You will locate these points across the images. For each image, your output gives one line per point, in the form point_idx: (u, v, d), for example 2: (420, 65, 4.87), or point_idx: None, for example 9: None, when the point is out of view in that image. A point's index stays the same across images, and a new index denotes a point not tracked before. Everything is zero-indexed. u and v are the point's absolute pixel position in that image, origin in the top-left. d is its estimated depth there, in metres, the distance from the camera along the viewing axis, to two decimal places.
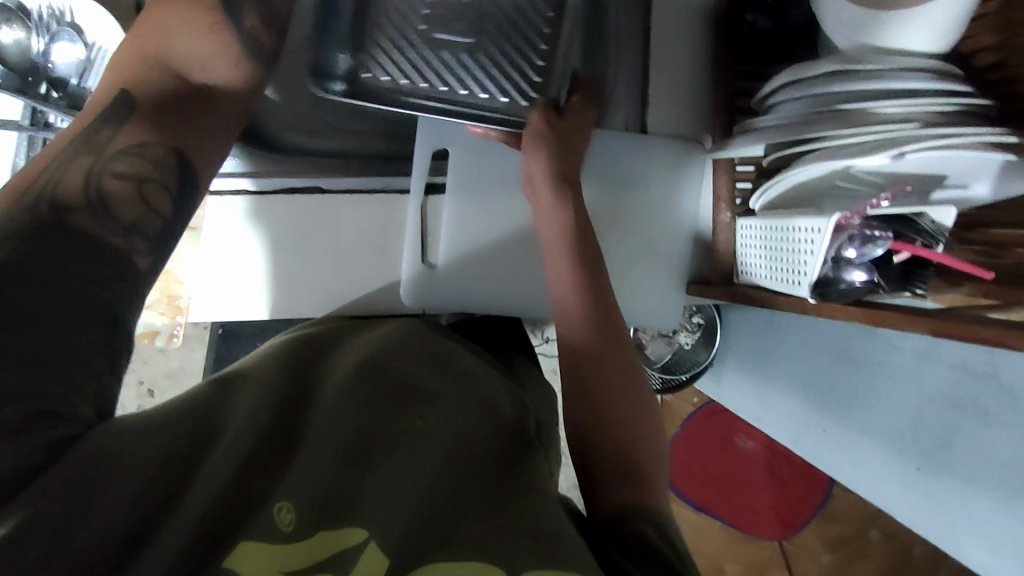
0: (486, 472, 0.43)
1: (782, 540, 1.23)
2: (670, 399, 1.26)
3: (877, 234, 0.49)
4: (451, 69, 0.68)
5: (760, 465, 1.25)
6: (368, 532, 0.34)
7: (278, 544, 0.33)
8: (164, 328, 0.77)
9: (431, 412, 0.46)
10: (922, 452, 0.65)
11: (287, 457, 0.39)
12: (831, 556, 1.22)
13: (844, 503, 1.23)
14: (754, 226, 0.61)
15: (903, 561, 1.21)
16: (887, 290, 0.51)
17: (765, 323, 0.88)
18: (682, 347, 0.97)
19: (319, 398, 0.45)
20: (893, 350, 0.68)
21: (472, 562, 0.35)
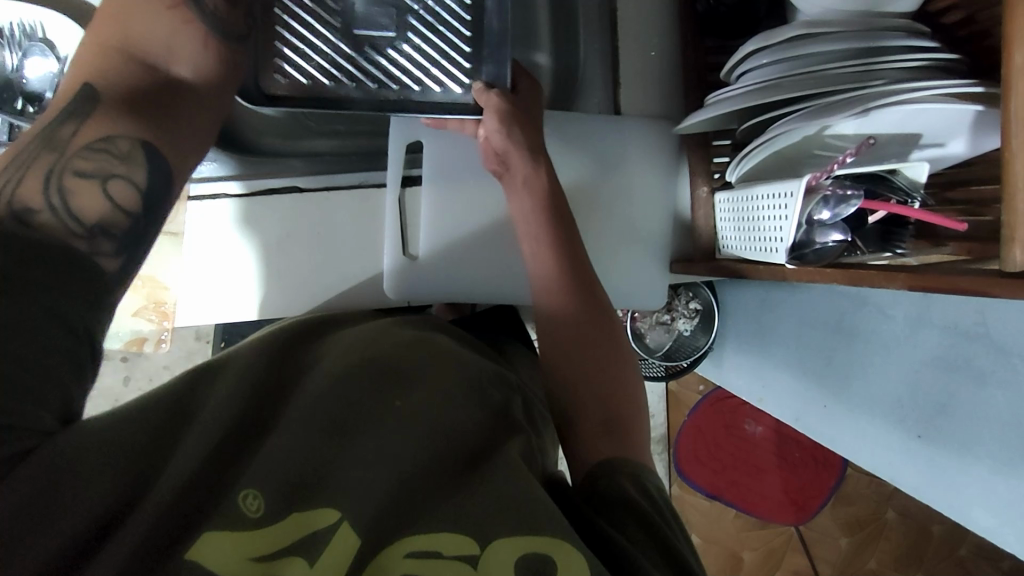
0: (462, 446, 0.44)
1: (797, 525, 1.22)
2: (674, 387, 1.24)
3: (850, 192, 0.49)
4: (376, 64, 0.63)
5: (769, 449, 1.23)
6: (339, 514, 0.36)
7: (245, 531, 0.34)
8: (153, 334, 0.74)
9: (412, 388, 0.48)
10: (922, 419, 0.64)
11: (258, 445, 0.40)
12: (848, 539, 1.21)
13: (858, 486, 1.22)
14: (732, 199, 0.61)
15: (921, 541, 1.20)
16: (867, 251, 0.52)
17: (757, 303, 0.88)
18: (681, 333, 0.96)
19: (299, 384, 0.46)
20: (884, 317, 0.68)
21: (445, 534, 0.38)
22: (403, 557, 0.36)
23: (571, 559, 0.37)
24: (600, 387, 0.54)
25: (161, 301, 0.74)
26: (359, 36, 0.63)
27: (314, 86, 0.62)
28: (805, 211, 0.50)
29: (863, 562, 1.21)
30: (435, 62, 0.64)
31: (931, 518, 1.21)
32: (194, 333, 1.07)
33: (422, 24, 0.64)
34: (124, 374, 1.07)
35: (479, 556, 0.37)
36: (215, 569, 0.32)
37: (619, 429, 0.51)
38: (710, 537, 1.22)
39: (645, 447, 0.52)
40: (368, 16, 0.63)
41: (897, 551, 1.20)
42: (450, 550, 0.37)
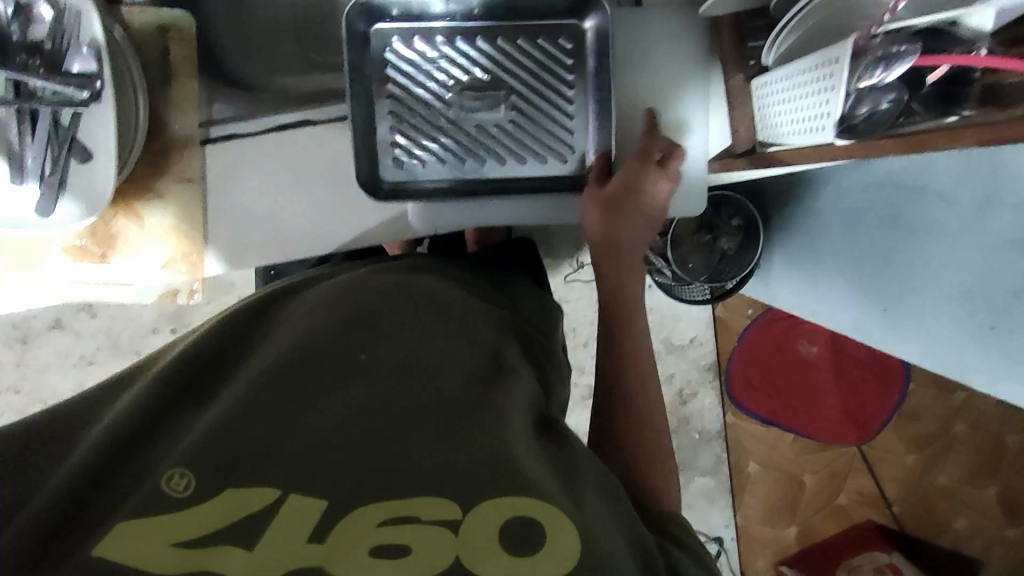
0: (439, 405, 0.40)
1: (859, 445, 1.18)
2: (721, 314, 1.21)
3: (901, 49, 0.45)
4: (486, 143, 0.66)
5: (826, 371, 1.18)
6: (281, 491, 0.34)
7: (169, 516, 0.33)
8: (184, 287, 0.73)
9: (387, 347, 0.44)
10: (992, 306, 0.67)
11: (199, 415, 0.39)
12: (915, 456, 1.16)
13: (923, 401, 1.16)
14: (771, 82, 0.56)
15: (994, 454, 1.13)
16: (925, 109, 0.48)
17: (800, 209, 0.82)
18: (726, 252, 0.90)
19: (261, 346, 0.45)
20: (947, 206, 0.70)
21: (427, 498, 0.34)
22: (375, 526, 0.33)
23: (563, 536, 0.34)
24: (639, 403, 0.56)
25: (190, 251, 0.72)
26: (468, 119, 0.66)
27: (427, 169, 0.67)
28: (856, 78, 0.46)
29: (930, 480, 1.16)
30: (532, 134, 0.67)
31: (1003, 429, 1.13)
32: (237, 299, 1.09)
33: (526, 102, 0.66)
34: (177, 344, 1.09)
35: (459, 521, 0.33)
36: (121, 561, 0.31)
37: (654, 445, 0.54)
38: (768, 462, 1.20)
39: (666, 460, 0.54)
40: (474, 115, 0.66)
41: (971, 465, 1.14)
42: (426, 515, 0.33)
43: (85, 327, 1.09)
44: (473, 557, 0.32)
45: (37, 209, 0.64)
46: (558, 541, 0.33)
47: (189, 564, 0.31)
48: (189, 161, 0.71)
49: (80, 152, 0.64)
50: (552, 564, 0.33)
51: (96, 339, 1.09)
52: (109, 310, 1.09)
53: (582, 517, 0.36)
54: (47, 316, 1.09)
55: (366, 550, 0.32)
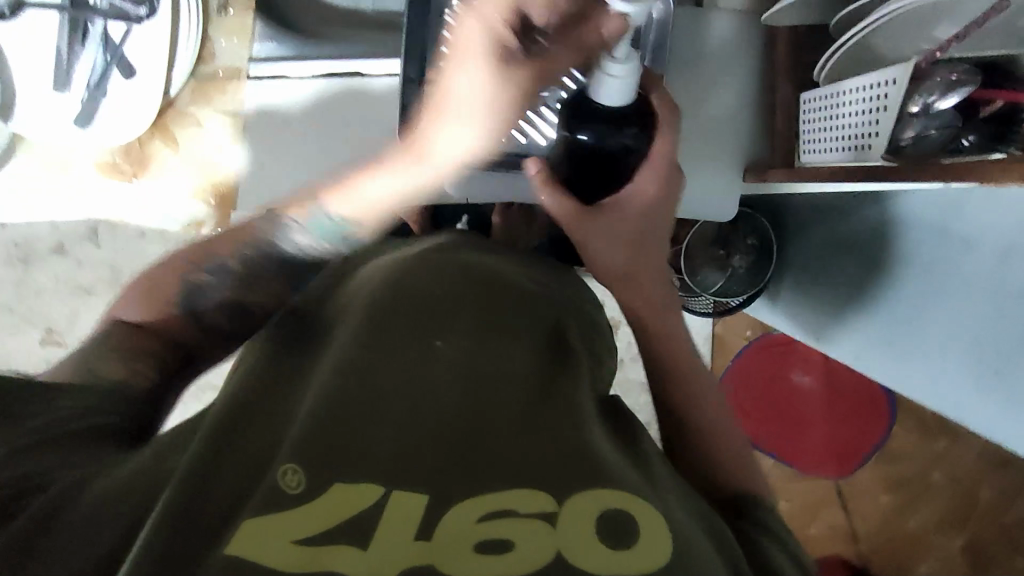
0: (509, 395, 0.40)
1: (838, 479, 1.18)
2: (721, 331, 1.19)
3: (959, 79, 0.52)
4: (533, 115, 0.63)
5: (816, 400, 1.19)
6: (384, 486, 0.33)
7: (289, 510, 0.32)
8: (206, 220, 0.76)
9: (452, 332, 0.43)
10: (999, 356, 0.60)
11: (284, 407, 0.38)
12: (890, 497, 1.17)
13: (908, 444, 1.16)
14: (815, 99, 0.61)
15: (967, 504, 1.15)
16: (975, 141, 0.53)
17: (827, 244, 0.85)
18: (736, 270, 0.92)
19: (326, 335, 0.44)
20: (968, 249, 0.63)
21: (524, 488, 0.34)
22: (474, 520, 0.33)
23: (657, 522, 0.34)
24: (691, 398, 0.56)
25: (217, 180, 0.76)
26: None
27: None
28: (920, 96, 0.52)
29: (904, 521, 1.17)
30: None
31: (977, 483, 1.14)
32: None
33: None
34: None
35: (554, 513, 0.33)
36: (253, 559, 0.30)
37: (699, 438, 0.53)
38: None
39: (733, 448, 0.54)
40: None
41: (942, 511, 1.15)
42: (525, 508, 0.33)
43: (87, 257, 1.09)
44: (575, 549, 0.32)
45: (77, 118, 0.70)
46: (656, 531, 0.33)
47: (311, 566, 0.30)
48: (233, 93, 0.75)
49: (125, 66, 0.70)
50: (653, 550, 0.32)
51: (95, 269, 1.09)
52: (113, 244, 1.08)
53: (667, 506, 0.36)
54: (48, 240, 1.07)
55: (475, 544, 0.32)
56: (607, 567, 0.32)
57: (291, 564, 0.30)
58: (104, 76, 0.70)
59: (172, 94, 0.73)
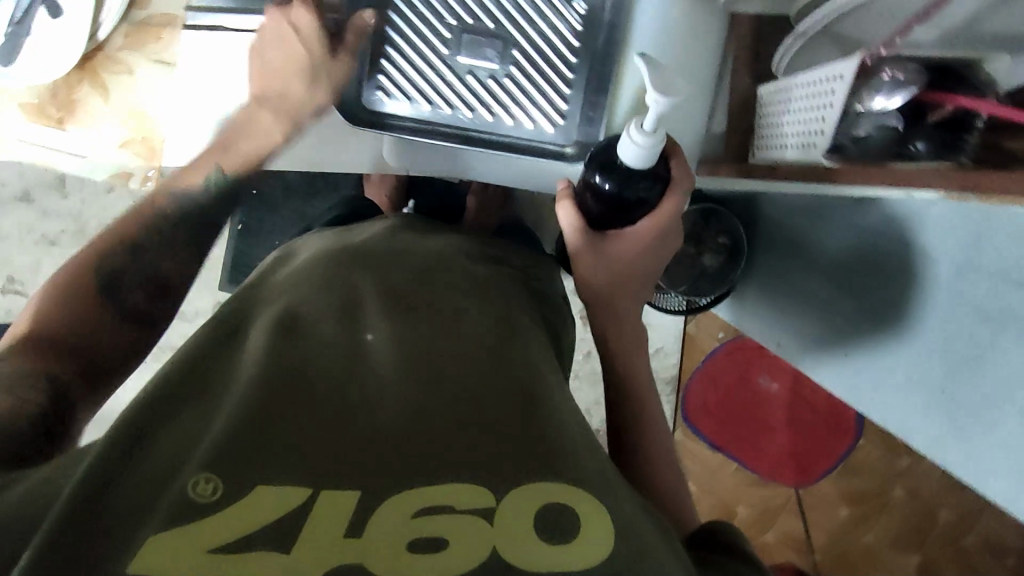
0: (458, 370, 0.36)
1: (797, 488, 1.16)
2: (691, 330, 1.19)
3: (908, 78, 0.46)
4: (475, 91, 0.63)
5: (780, 406, 1.17)
6: (312, 488, 0.29)
7: (200, 521, 0.28)
8: (139, 170, 0.67)
9: (394, 316, 0.39)
10: (948, 372, 0.59)
11: (209, 394, 0.33)
12: (848, 511, 1.15)
13: (869, 458, 1.14)
14: (777, 88, 0.56)
15: (924, 523, 1.12)
16: (925, 148, 0.47)
17: (794, 244, 0.81)
18: (705, 268, 0.89)
19: (252, 317, 0.39)
20: (926, 258, 0.61)
21: (463, 484, 0.30)
22: (408, 516, 0.29)
23: (598, 517, 0.30)
24: (654, 427, 0.56)
25: (151, 137, 0.65)
26: (461, 63, 0.63)
27: (411, 106, 0.64)
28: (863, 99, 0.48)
29: (860, 536, 1.14)
30: (533, 97, 0.64)
31: (940, 501, 1.12)
32: None
33: (525, 57, 0.63)
34: None
35: (495, 507, 0.30)
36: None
37: (660, 466, 0.54)
38: (705, 485, 1.17)
39: (671, 476, 0.53)
40: (468, 60, 0.63)
41: (898, 528, 1.13)
42: (460, 502, 0.29)
43: (53, 207, 1.04)
44: (514, 548, 0.29)
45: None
46: (593, 522, 0.30)
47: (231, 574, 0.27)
48: (169, 43, 0.64)
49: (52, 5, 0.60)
50: (597, 545, 0.29)
51: (59, 220, 1.04)
52: (80, 194, 1.03)
53: (613, 493, 0.32)
54: (15, 186, 1.03)
55: (405, 541, 0.28)
56: (557, 566, 0.28)
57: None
58: (31, 12, 0.60)
59: (101, 37, 0.62)
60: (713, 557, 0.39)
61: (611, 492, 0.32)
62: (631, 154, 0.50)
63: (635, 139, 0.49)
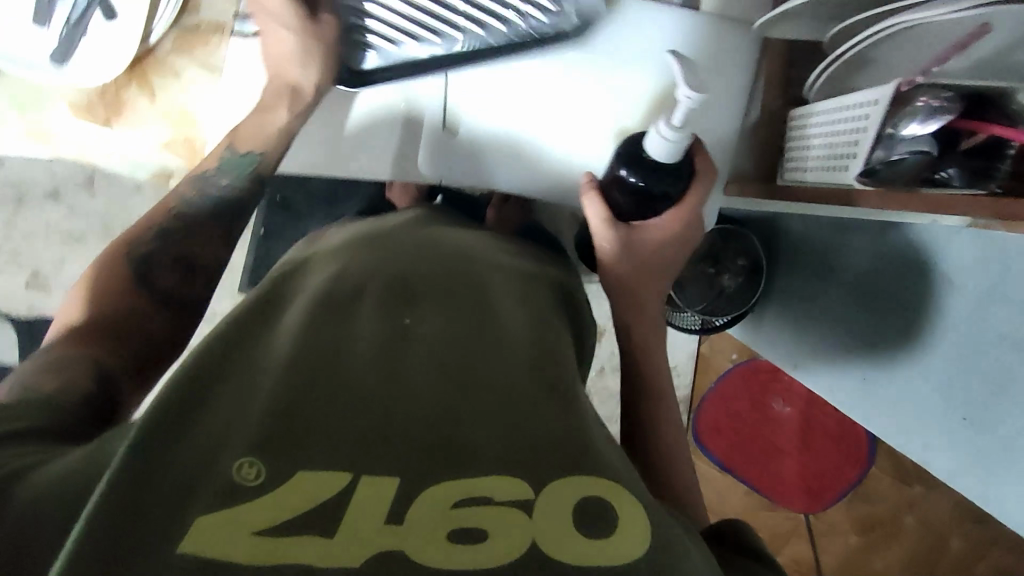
0: (498, 363, 0.35)
1: (807, 513, 1.15)
2: (704, 351, 1.19)
3: (945, 105, 0.46)
4: (451, 8, 0.60)
5: (792, 431, 1.17)
6: (353, 475, 0.28)
7: (237, 503, 0.27)
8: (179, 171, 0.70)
9: (433, 308, 0.38)
10: (970, 401, 0.60)
11: (250, 363, 0.33)
12: (858, 538, 1.14)
13: (880, 486, 1.14)
14: (808, 113, 0.57)
15: (934, 554, 1.12)
16: (955, 174, 0.48)
17: (812, 268, 0.82)
18: (723, 289, 0.89)
19: (289, 298, 0.38)
20: (950, 290, 0.62)
21: (498, 477, 0.29)
22: (446, 506, 0.28)
23: (636, 520, 0.29)
24: (672, 437, 0.55)
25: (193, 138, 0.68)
26: None
27: (400, 51, 0.62)
28: (896, 122, 0.48)
29: (869, 563, 1.14)
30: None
31: (951, 530, 1.11)
32: None
33: None
34: None
35: (532, 501, 0.29)
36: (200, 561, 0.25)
37: (680, 476, 0.52)
38: (716, 507, 1.17)
39: (689, 482, 0.53)
40: None
41: (908, 557, 1.12)
42: (501, 496, 0.29)
43: (81, 205, 1.05)
44: (556, 541, 0.28)
45: (51, 54, 0.62)
46: (632, 524, 0.29)
47: (264, 557, 0.26)
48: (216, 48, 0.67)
49: (107, 8, 0.61)
50: (635, 541, 0.29)
51: (87, 218, 1.05)
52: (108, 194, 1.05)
53: (642, 490, 0.32)
54: (43, 183, 1.04)
55: (446, 532, 0.27)
56: (606, 560, 0.28)
57: (238, 557, 0.26)
58: (86, 15, 0.61)
59: (152, 41, 0.64)
60: (732, 557, 0.39)
61: (642, 492, 0.32)
62: (659, 147, 0.51)
63: (661, 133, 0.51)
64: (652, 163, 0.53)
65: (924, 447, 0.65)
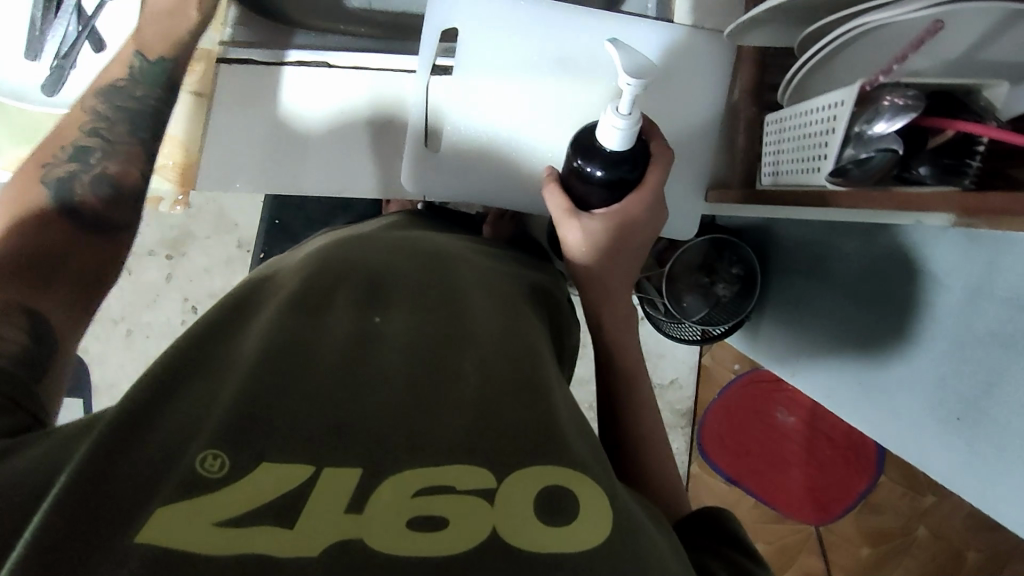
0: (459, 359, 0.37)
1: (817, 525, 1.14)
2: (705, 363, 1.21)
3: (908, 103, 0.46)
4: None
5: (798, 442, 1.16)
6: (317, 466, 0.30)
7: (205, 495, 0.29)
8: (170, 196, 0.72)
9: (400, 309, 0.40)
10: (963, 399, 0.60)
11: (217, 360, 0.35)
12: (870, 550, 1.12)
13: (891, 496, 1.11)
14: (780, 118, 0.58)
15: (952, 566, 1.08)
16: (928, 172, 0.49)
17: (804, 273, 0.83)
18: (719, 299, 0.90)
19: (264, 301, 0.40)
20: (941, 289, 0.62)
21: (452, 467, 0.31)
22: (409, 495, 0.30)
23: (592, 508, 0.31)
24: (657, 442, 0.55)
25: (183, 162, 0.70)
26: None
27: None
28: (862, 124, 0.48)
29: None
30: None
31: (966, 542, 1.08)
32: (236, 241, 1.13)
33: None
34: (168, 272, 1.13)
35: (494, 491, 0.30)
36: (169, 547, 0.27)
37: (669, 484, 0.52)
38: None
39: (678, 493, 0.53)
40: None
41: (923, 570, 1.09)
42: (460, 485, 0.30)
43: None
44: (515, 528, 0.29)
45: (43, 85, 0.66)
46: (588, 513, 0.31)
47: (231, 546, 0.27)
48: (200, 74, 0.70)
49: (97, 40, 0.67)
50: (593, 531, 0.30)
51: None
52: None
53: (611, 482, 0.33)
54: None
55: (406, 519, 0.29)
56: (562, 550, 0.29)
57: (206, 547, 0.27)
58: (76, 45, 0.65)
59: None
60: (711, 551, 0.40)
61: (610, 486, 0.33)
62: (617, 138, 0.51)
63: (625, 125, 0.51)
64: (608, 151, 0.53)
65: (921, 447, 0.64)
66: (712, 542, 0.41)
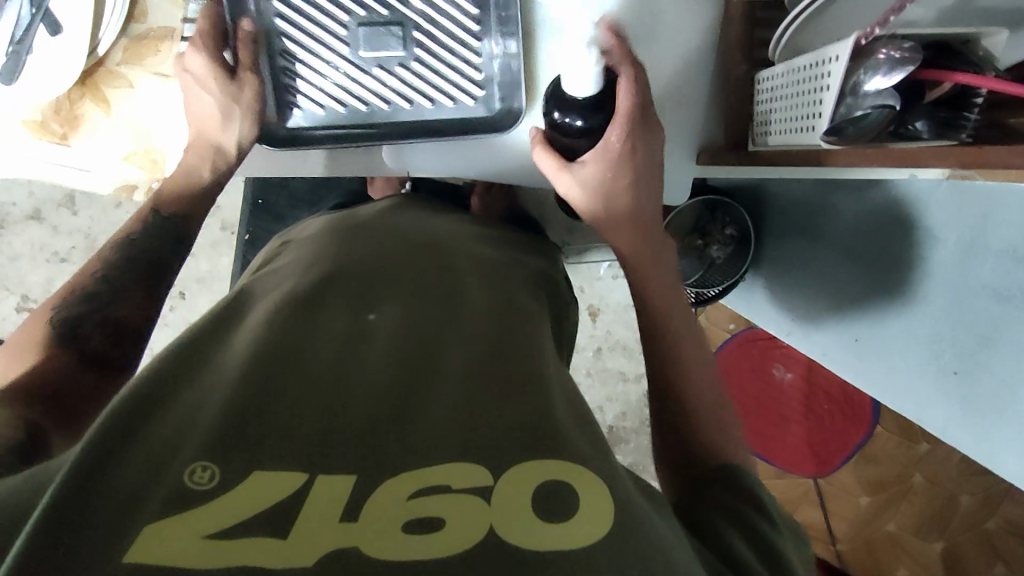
0: (444, 359, 0.36)
1: (816, 478, 1.14)
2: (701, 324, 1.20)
3: (906, 55, 0.45)
4: None
5: (796, 398, 1.16)
6: (309, 475, 0.29)
7: (196, 509, 0.27)
8: (142, 184, 0.67)
9: (386, 307, 0.39)
10: (959, 354, 0.59)
11: (201, 374, 0.34)
12: (868, 499, 1.13)
13: (887, 445, 1.12)
14: (773, 74, 0.56)
15: (946, 509, 1.09)
16: (925, 127, 0.47)
17: (798, 230, 0.81)
18: (713, 261, 0.88)
19: (250, 314, 0.40)
20: (936, 244, 0.60)
21: (439, 468, 0.30)
22: (404, 498, 0.28)
23: (590, 497, 0.30)
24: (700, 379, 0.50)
25: (154, 150, 0.66)
26: None
27: None
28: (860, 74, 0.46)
29: (879, 524, 1.12)
30: None
31: (960, 487, 1.09)
32: (220, 223, 1.11)
33: None
34: None
35: (491, 490, 0.29)
36: (159, 561, 0.25)
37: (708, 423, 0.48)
38: None
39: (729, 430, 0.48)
40: None
41: (919, 516, 1.10)
42: (455, 485, 0.29)
43: (65, 223, 1.05)
44: (512, 526, 0.28)
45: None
46: (589, 506, 0.29)
47: (220, 559, 0.25)
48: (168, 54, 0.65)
49: (52, 22, 0.60)
50: (601, 522, 0.29)
51: (71, 236, 1.05)
52: (90, 211, 1.05)
53: (610, 474, 0.32)
54: (27, 206, 1.04)
55: (402, 522, 0.28)
56: (561, 545, 0.27)
57: (195, 559, 0.25)
58: (31, 30, 0.59)
59: (100, 53, 0.63)
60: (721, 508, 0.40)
61: (605, 470, 0.32)
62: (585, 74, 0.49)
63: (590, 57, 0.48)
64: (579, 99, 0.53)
65: (919, 404, 0.64)
66: (715, 504, 0.40)
